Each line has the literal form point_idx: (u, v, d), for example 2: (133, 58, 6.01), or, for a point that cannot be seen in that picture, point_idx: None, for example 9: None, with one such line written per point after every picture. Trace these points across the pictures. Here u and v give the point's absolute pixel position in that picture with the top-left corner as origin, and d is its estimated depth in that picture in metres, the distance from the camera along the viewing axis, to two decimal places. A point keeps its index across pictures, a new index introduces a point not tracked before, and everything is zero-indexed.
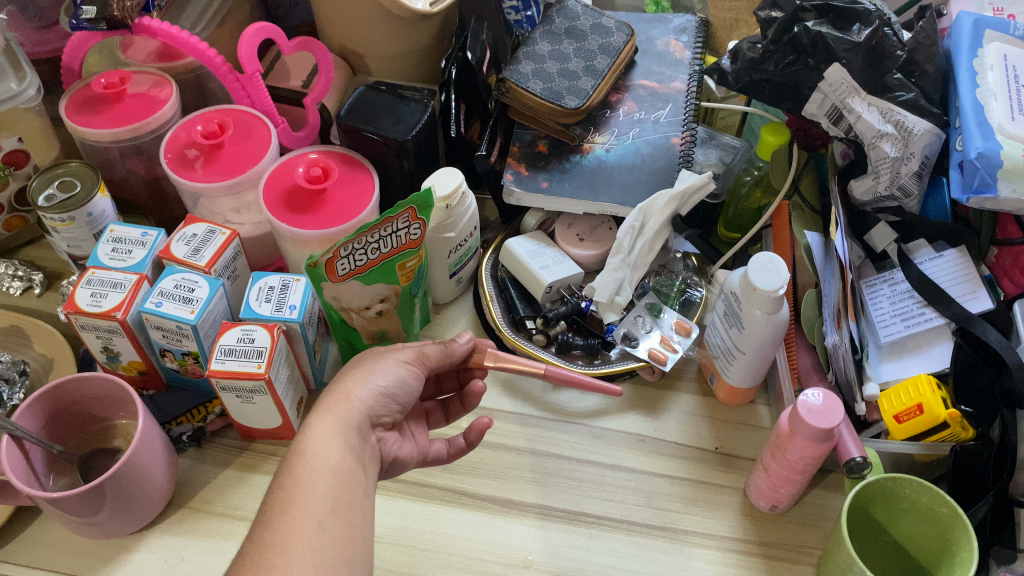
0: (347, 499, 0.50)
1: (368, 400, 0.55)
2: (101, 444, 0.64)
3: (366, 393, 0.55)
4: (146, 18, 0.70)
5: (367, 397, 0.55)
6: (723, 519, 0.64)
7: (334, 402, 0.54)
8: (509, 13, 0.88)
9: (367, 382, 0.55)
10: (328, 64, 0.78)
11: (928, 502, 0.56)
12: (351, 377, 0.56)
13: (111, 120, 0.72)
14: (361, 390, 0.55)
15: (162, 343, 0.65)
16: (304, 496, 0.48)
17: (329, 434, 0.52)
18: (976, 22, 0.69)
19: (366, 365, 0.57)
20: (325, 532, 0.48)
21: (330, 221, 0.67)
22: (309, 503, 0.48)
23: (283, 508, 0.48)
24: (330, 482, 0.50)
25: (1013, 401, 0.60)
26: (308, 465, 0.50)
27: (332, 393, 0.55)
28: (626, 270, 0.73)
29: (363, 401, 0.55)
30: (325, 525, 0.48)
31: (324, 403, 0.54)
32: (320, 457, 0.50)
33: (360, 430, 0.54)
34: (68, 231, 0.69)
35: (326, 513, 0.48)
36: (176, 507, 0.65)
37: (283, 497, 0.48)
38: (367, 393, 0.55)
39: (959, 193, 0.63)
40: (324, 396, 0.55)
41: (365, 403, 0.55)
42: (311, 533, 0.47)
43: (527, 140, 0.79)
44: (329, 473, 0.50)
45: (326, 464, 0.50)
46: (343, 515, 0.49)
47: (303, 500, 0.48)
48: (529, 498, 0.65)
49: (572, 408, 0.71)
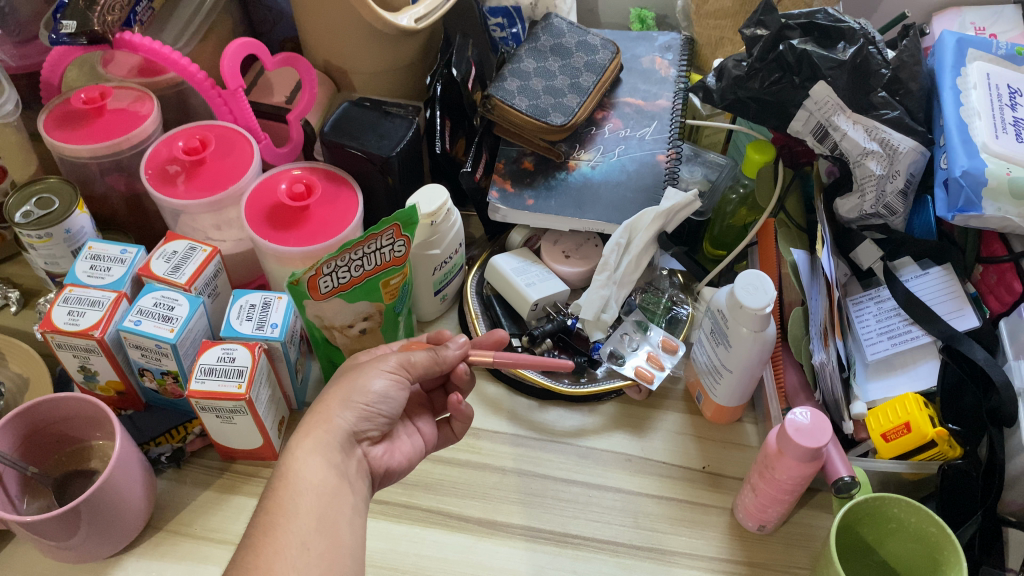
0: (333, 517, 0.49)
1: (350, 419, 0.54)
2: (77, 466, 0.63)
3: (348, 413, 0.54)
4: (127, 34, 0.70)
5: (348, 415, 0.54)
6: (710, 539, 0.64)
7: (315, 423, 0.53)
8: (494, 30, 0.86)
9: (348, 403, 0.54)
10: (312, 80, 0.77)
11: (917, 522, 0.55)
12: (332, 397, 0.54)
13: (90, 136, 0.71)
14: (342, 409, 0.54)
15: (141, 362, 0.64)
16: (288, 517, 0.48)
17: (312, 455, 0.51)
18: (959, 40, 0.70)
19: (346, 382, 0.55)
20: (310, 551, 0.47)
21: (313, 238, 0.66)
22: (294, 524, 0.48)
23: (266, 530, 0.47)
24: (315, 501, 0.49)
25: (999, 419, 0.60)
26: (291, 486, 0.49)
27: (313, 416, 0.54)
28: (612, 287, 0.73)
29: (344, 419, 0.54)
30: (309, 544, 0.47)
31: (305, 426, 0.53)
32: (304, 477, 0.50)
33: (343, 448, 0.53)
34: (46, 248, 0.68)
35: (311, 533, 0.48)
36: (154, 529, 0.63)
37: (266, 519, 0.48)
38: (349, 412, 0.54)
39: (945, 211, 0.63)
40: (306, 418, 0.54)
41: (347, 423, 0.54)
42: (296, 553, 0.46)
43: (512, 156, 0.78)
44: (313, 492, 0.49)
45: (310, 484, 0.50)
46: (329, 533, 0.49)
47: (287, 521, 0.48)
48: (515, 520, 0.64)
49: (558, 427, 0.70)
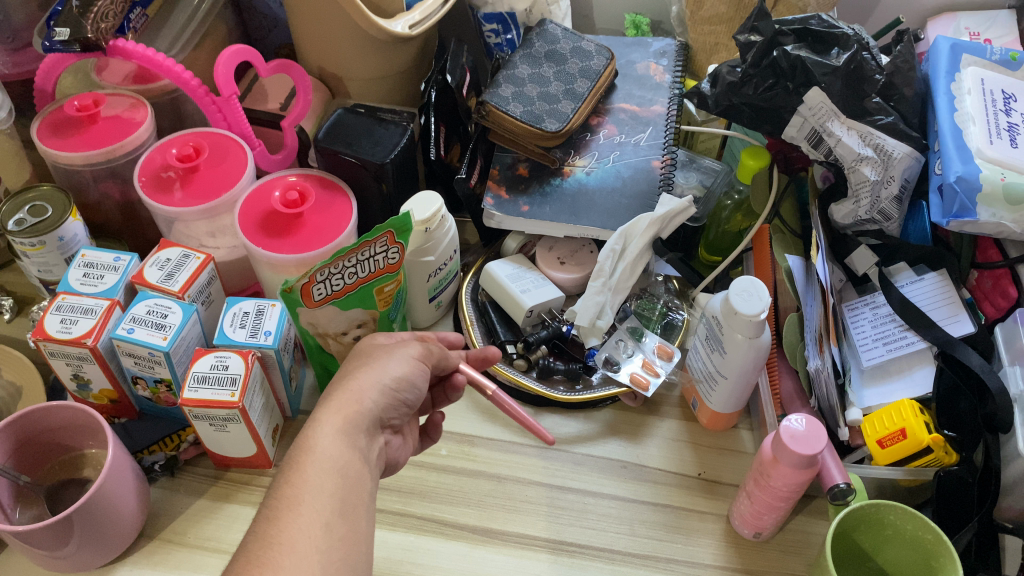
0: (354, 502, 0.48)
1: (379, 402, 0.53)
2: (70, 475, 0.62)
3: (378, 395, 0.53)
4: (122, 40, 0.70)
5: (377, 397, 0.53)
6: (706, 547, 0.63)
7: (345, 401, 0.51)
8: (489, 36, 0.86)
9: (378, 383, 0.53)
10: (306, 86, 0.77)
11: (912, 529, 0.55)
12: (362, 377, 0.53)
13: (84, 143, 0.70)
14: (372, 391, 0.53)
15: (134, 369, 0.63)
16: (312, 494, 0.46)
17: (340, 435, 0.49)
18: (953, 46, 0.70)
19: (375, 364, 0.54)
20: (332, 534, 0.45)
21: (307, 246, 0.66)
22: (317, 503, 0.46)
23: (289, 505, 0.45)
24: (337, 483, 0.47)
25: (995, 426, 0.60)
26: (317, 463, 0.47)
27: (342, 391, 0.52)
28: (607, 293, 0.72)
29: (373, 403, 0.52)
30: (331, 527, 0.45)
31: (336, 402, 0.51)
32: (329, 456, 0.48)
33: (369, 432, 0.52)
34: (39, 256, 0.68)
35: (333, 516, 0.46)
36: (147, 539, 0.63)
37: (290, 493, 0.46)
38: (378, 395, 0.53)
39: (939, 217, 0.63)
40: (332, 395, 0.52)
41: (375, 407, 0.52)
42: (318, 534, 0.45)
43: (507, 162, 0.79)
44: (336, 472, 0.48)
45: (336, 464, 0.48)
46: (350, 517, 0.47)
47: (311, 498, 0.46)
48: (511, 528, 0.64)
49: (554, 433, 0.70)
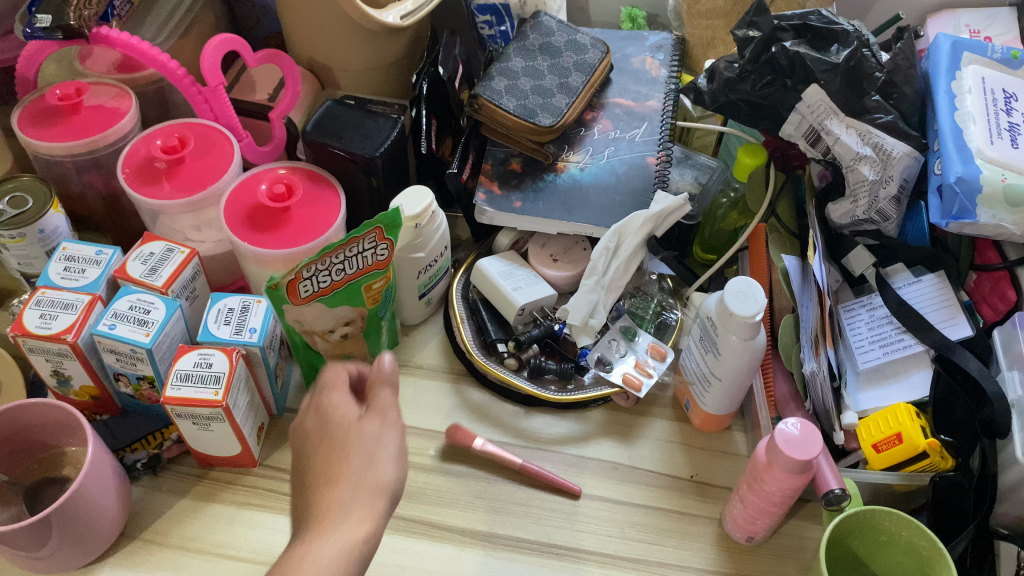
0: (371, 532, 0.45)
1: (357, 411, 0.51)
2: (49, 473, 0.61)
3: (348, 399, 0.51)
4: (104, 29, 0.68)
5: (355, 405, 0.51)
6: (698, 551, 0.63)
7: (329, 434, 0.49)
8: (483, 28, 0.84)
9: (345, 393, 0.51)
10: (296, 77, 0.75)
11: (907, 536, 0.54)
12: (331, 395, 0.51)
13: (66, 133, 0.69)
14: (342, 399, 0.51)
15: (116, 366, 0.62)
16: (324, 545, 0.43)
17: (337, 467, 0.47)
18: (955, 43, 0.69)
19: (331, 380, 0.52)
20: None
21: (293, 241, 0.65)
22: (333, 550, 0.43)
23: (303, 559, 0.42)
24: (351, 520, 0.45)
25: (992, 431, 0.59)
26: (322, 516, 0.45)
27: (319, 427, 0.50)
28: (600, 292, 0.71)
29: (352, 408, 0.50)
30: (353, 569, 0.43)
31: (317, 441, 0.49)
32: (334, 497, 0.46)
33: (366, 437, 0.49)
34: (19, 249, 0.66)
35: (353, 556, 0.43)
36: (129, 539, 0.62)
37: (301, 551, 0.43)
38: (348, 398, 0.51)
39: (938, 218, 0.62)
40: (312, 435, 0.50)
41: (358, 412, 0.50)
42: None
43: (499, 157, 0.77)
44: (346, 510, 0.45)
45: (340, 502, 0.45)
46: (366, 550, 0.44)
47: (324, 548, 0.43)
48: (500, 530, 0.63)
49: (545, 434, 0.69)
